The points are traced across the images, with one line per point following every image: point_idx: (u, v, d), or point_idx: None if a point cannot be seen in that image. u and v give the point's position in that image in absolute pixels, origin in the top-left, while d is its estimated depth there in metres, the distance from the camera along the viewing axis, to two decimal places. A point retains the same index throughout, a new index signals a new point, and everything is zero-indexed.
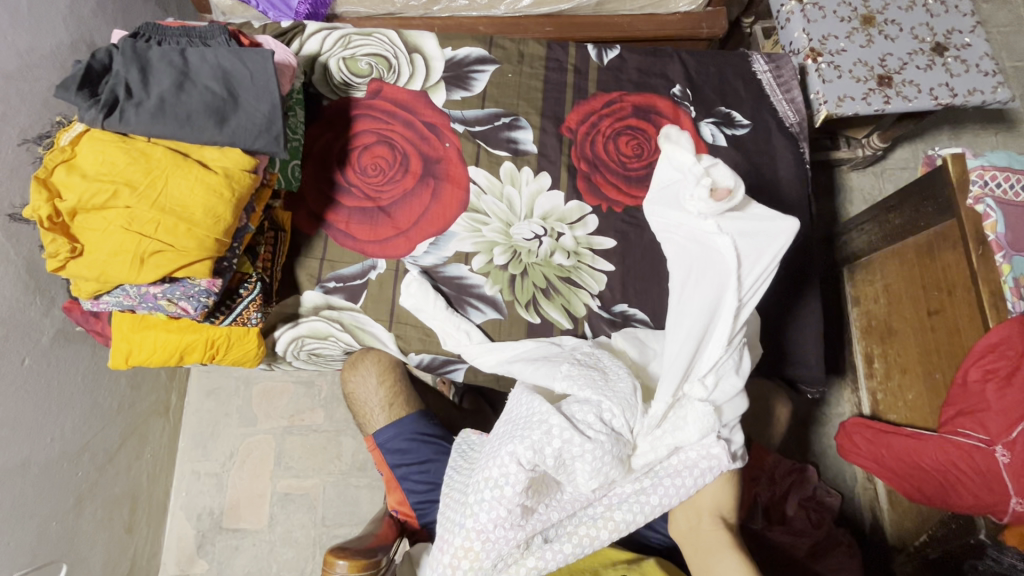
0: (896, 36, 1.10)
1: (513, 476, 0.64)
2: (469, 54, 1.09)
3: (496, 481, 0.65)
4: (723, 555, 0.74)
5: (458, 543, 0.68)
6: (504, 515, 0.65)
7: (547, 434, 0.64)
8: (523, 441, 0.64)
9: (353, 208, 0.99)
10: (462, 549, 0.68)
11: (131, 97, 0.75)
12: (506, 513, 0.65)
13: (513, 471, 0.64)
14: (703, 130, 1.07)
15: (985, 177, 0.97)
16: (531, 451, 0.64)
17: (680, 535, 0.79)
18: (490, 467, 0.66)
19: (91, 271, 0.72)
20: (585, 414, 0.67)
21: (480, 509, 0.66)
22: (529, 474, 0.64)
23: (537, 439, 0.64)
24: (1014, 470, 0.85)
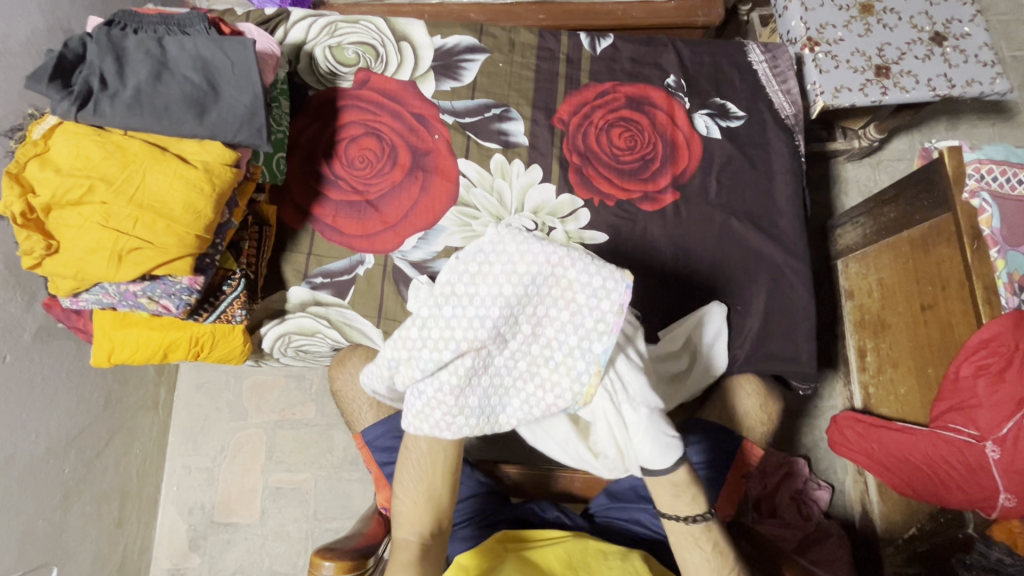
0: (894, 25, 1.08)
1: (472, 327, 0.56)
2: (459, 42, 1.06)
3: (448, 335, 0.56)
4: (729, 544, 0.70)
5: (413, 399, 0.60)
6: (461, 376, 0.57)
7: (515, 285, 0.56)
8: (451, 298, 0.56)
9: (340, 202, 0.97)
10: (428, 409, 0.60)
11: (106, 88, 0.73)
12: (466, 367, 0.57)
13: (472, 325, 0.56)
14: (697, 122, 1.05)
15: (981, 171, 0.95)
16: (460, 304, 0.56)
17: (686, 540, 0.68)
18: (443, 322, 0.56)
19: (68, 269, 0.71)
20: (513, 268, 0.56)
21: (429, 367, 0.57)
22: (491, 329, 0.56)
23: (502, 288, 0.55)
24: (1004, 465, 0.87)
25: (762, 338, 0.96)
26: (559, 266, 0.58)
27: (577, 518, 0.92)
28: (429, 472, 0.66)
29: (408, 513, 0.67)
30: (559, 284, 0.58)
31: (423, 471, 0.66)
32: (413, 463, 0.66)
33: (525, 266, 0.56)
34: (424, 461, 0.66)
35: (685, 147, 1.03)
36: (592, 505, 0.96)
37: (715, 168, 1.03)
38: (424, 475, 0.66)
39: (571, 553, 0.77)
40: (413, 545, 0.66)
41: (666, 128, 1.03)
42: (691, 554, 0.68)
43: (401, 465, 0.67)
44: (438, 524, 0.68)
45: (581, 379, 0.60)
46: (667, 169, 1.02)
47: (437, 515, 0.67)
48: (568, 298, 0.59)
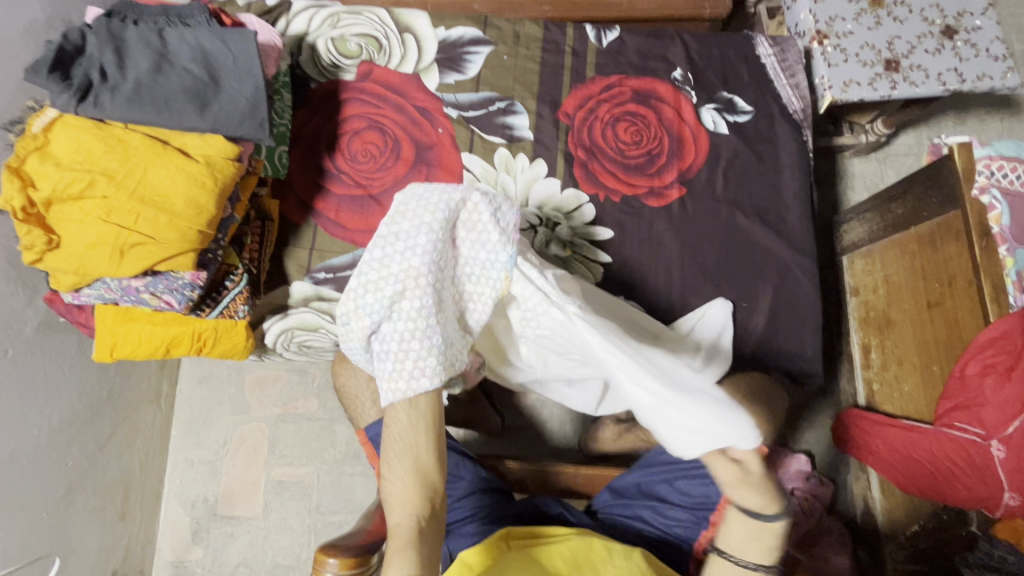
0: (905, 18, 1.06)
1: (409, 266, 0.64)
2: (463, 34, 1.05)
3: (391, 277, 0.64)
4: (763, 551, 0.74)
5: (383, 363, 0.65)
6: (415, 314, 0.64)
7: (431, 217, 0.65)
8: (381, 246, 0.64)
9: (343, 196, 0.96)
10: (399, 365, 0.64)
11: (106, 81, 0.72)
12: (419, 310, 0.64)
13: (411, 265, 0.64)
14: (704, 116, 1.04)
15: (992, 167, 0.99)
16: (394, 246, 0.64)
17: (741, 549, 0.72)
18: (378, 263, 0.64)
19: (69, 264, 0.70)
20: (428, 203, 0.66)
21: (384, 316, 0.64)
22: (428, 268, 0.65)
23: (422, 220, 0.65)
24: (1009, 465, 0.86)
25: (768, 335, 0.96)
26: (466, 196, 0.68)
27: (580, 515, 0.92)
28: (412, 445, 0.63)
29: (395, 490, 0.62)
30: (470, 215, 0.69)
31: (405, 444, 0.63)
32: (396, 438, 0.64)
33: (437, 199, 0.66)
34: (405, 434, 0.64)
35: (692, 142, 1.02)
36: (594, 501, 0.96)
37: (722, 163, 1.02)
38: (406, 447, 0.63)
39: (576, 552, 0.77)
40: (409, 528, 0.60)
41: (672, 122, 1.02)
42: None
43: (385, 445, 0.64)
44: (431, 504, 0.62)
45: (497, 287, 0.70)
46: (673, 164, 1.01)
47: (428, 487, 0.62)
48: (481, 228, 0.69)
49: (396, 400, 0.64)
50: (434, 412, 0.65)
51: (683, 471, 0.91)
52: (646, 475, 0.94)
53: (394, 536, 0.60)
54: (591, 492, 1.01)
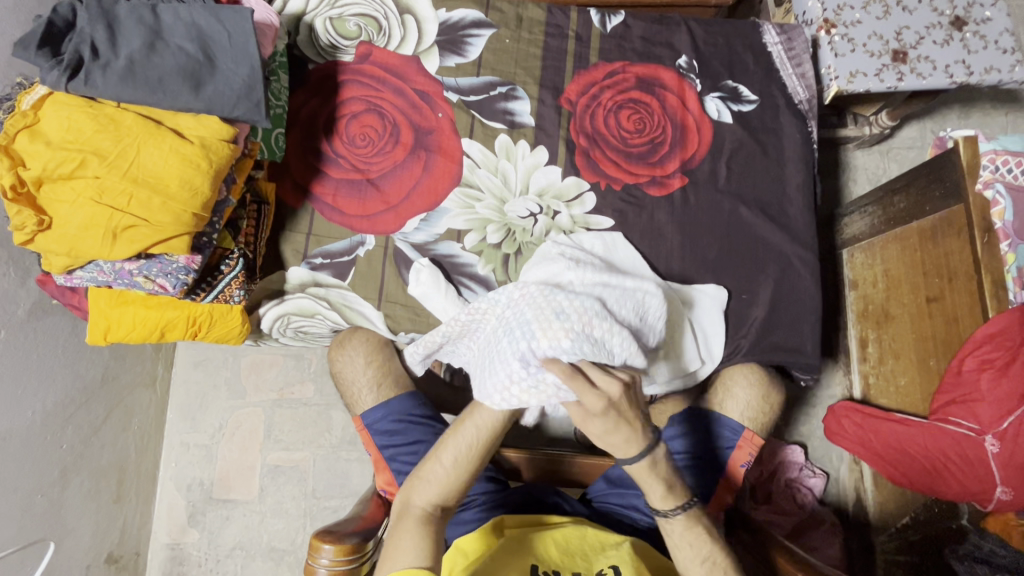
0: (914, 8, 1.04)
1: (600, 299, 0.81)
2: (464, 16, 1.03)
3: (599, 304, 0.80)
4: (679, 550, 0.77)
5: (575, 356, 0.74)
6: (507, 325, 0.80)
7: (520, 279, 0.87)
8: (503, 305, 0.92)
9: (341, 181, 0.95)
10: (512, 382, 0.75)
11: (98, 58, 0.70)
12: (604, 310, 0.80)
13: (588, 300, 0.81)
14: (709, 105, 1.02)
15: (996, 162, 0.96)
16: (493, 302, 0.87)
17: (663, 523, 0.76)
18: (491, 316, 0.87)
19: (61, 246, 0.69)
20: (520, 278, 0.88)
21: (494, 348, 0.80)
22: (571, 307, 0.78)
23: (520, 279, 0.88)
24: (1002, 460, 0.87)
25: (767, 328, 0.95)
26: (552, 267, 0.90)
27: (575, 504, 0.92)
28: (469, 454, 0.77)
29: (441, 484, 0.75)
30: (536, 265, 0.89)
31: (474, 451, 0.77)
32: (463, 441, 0.77)
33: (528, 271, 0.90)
34: (472, 436, 0.77)
35: (695, 131, 1.00)
36: (590, 490, 0.96)
37: (725, 153, 1.00)
38: (472, 455, 0.77)
39: (569, 540, 0.77)
40: (419, 511, 0.74)
41: (676, 110, 1.01)
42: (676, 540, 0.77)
43: (454, 435, 0.77)
44: (446, 502, 0.76)
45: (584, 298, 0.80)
46: (676, 153, 0.99)
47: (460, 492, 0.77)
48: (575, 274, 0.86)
49: (484, 408, 0.77)
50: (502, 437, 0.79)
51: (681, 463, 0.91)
52: None
53: (414, 515, 0.73)
54: (587, 481, 1.02)
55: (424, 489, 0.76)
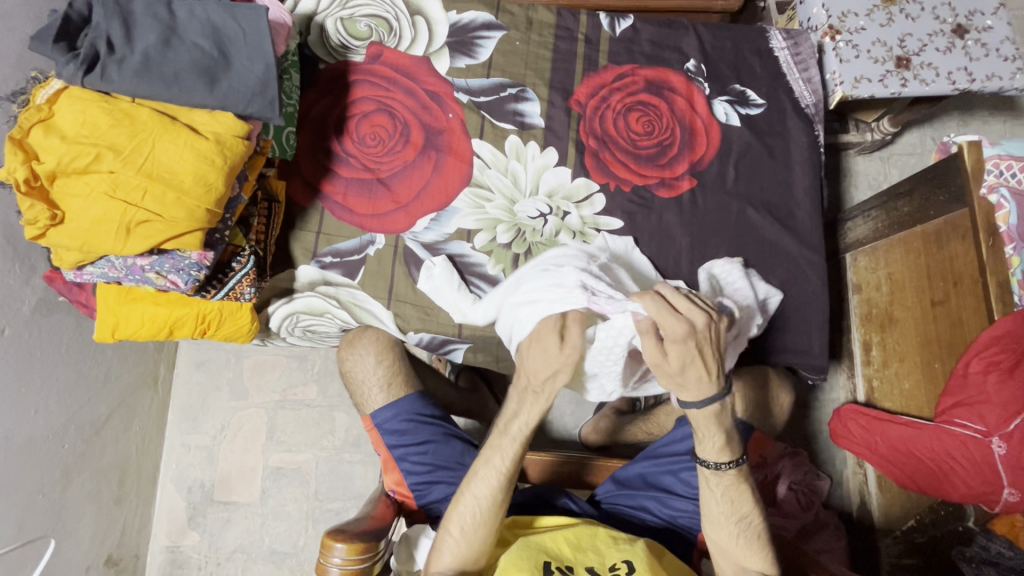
0: (917, 16, 1.06)
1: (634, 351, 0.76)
2: (474, 18, 1.03)
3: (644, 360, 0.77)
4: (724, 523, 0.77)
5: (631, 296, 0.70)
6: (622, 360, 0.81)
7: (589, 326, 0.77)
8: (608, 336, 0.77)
9: (351, 180, 0.95)
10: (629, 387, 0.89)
11: (113, 53, 0.70)
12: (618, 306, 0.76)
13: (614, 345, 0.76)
14: (717, 108, 1.03)
15: (1001, 166, 0.97)
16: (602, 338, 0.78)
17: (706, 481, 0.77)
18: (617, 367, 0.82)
19: (73, 241, 0.68)
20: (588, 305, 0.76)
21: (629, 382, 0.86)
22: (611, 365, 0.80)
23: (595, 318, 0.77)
24: (1009, 462, 0.87)
25: (774, 330, 0.96)
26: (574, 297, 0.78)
27: (584, 504, 0.91)
28: (480, 517, 0.75)
29: (454, 552, 0.74)
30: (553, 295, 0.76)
31: (478, 518, 0.75)
32: (466, 514, 0.75)
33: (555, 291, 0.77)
34: (476, 512, 0.75)
35: (703, 134, 1.01)
36: (598, 491, 0.95)
37: (733, 156, 1.01)
38: (477, 522, 0.75)
39: (580, 538, 0.77)
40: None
41: (685, 113, 1.02)
42: (711, 492, 0.77)
43: (453, 511, 0.76)
44: (468, 567, 0.75)
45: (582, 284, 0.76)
46: (685, 156, 1.00)
47: (478, 554, 0.75)
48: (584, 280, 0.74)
49: (480, 475, 0.76)
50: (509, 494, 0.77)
51: (689, 463, 0.91)
52: (652, 466, 0.94)
53: None
54: (594, 482, 1.01)
55: (441, 558, 0.75)
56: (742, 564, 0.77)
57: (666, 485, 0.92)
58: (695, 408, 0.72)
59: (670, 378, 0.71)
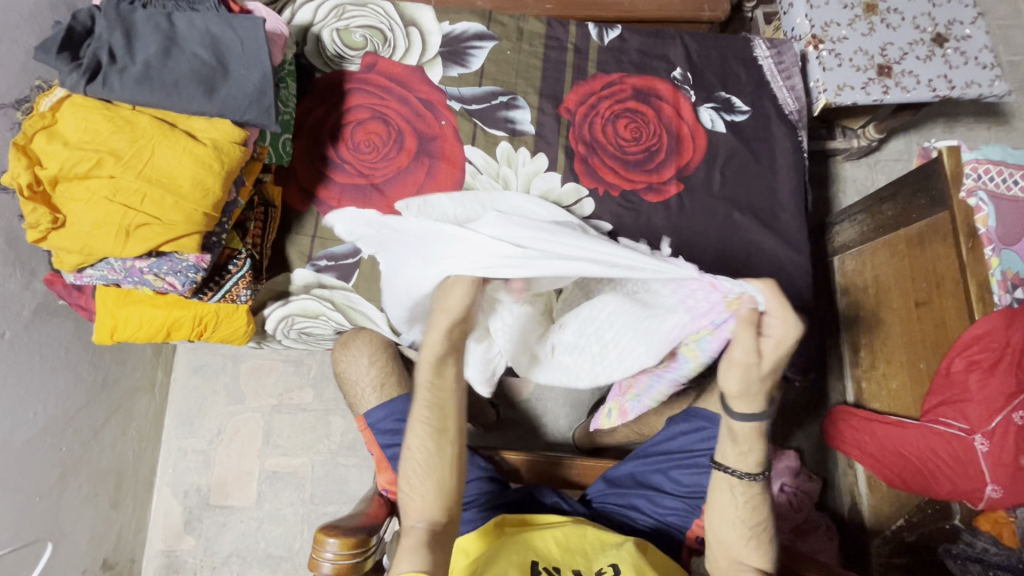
0: (897, 25, 1.09)
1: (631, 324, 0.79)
2: (467, 29, 1.06)
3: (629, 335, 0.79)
4: (724, 518, 0.77)
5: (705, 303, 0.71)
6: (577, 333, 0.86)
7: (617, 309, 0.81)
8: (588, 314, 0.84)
9: (346, 185, 0.97)
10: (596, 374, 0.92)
11: (115, 63, 0.72)
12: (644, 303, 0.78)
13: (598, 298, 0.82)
14: (703, 115, 1.06)
15: (978, 170, 0.99)
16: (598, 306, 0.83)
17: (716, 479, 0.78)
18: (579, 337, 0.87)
19: (74, 244, 0.70)
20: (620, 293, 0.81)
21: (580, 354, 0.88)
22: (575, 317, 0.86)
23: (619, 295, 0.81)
24: (992, 458, 0.89)
25: None
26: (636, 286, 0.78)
27: (575, 503, 0.93)
28: (435, 466, 0.69)
29: (423, 499, 0.68)
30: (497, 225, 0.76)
31: (422, 467, 0.68)
32: (412, 466, 0.69)
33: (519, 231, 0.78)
34: (428, 458, 0.69)
35: (690, 140, 1.04)
36: (588, 491, 0.97)
37: (719, 161, 1.04)
38: (424, 471, 0.68)
39: (569, 540, 0.78)
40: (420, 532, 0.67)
41: (672, 120, 1.04)
42: (727, 496, 0.76)
43: (404, 465, 0.69)
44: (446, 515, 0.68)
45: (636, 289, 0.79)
46: (672, 161, 1.03)
47: (443, 501, 0.68)
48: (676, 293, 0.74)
49: (416, 427, 0.69)
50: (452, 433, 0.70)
51: (677, 462, 0.93)
52: (642, 465, 0.96)
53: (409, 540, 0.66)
54: (586, 482, 1.02)
55: (412, 508, 0.68)
56: (736, 558, 0.76)
57: (654, 483, 0.93)
58: (755, 420, 0.71)
59: (744, 383, 0.66)
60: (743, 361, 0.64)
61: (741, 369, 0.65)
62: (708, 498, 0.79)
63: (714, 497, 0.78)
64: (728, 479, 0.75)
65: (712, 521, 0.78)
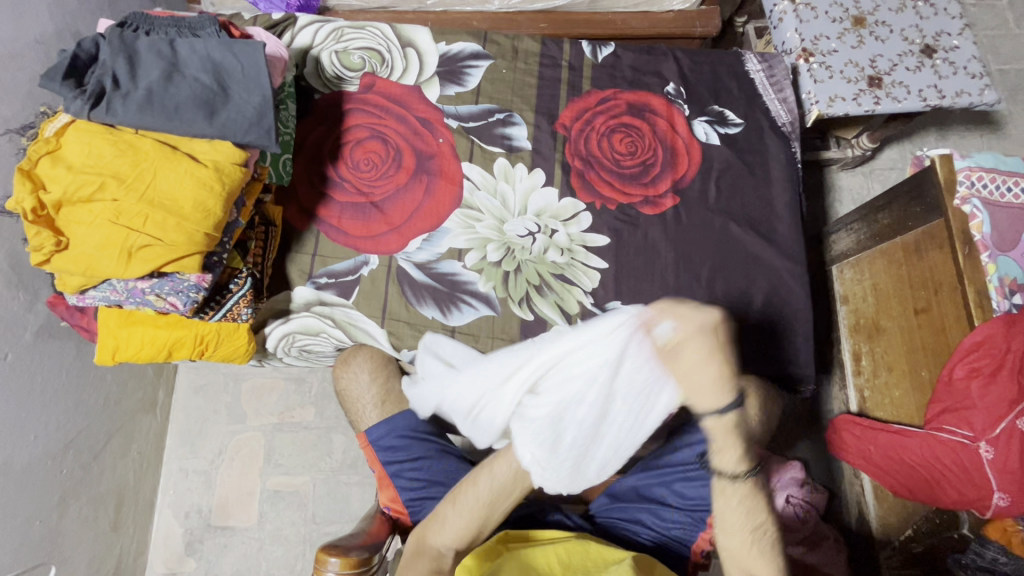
0: (886, 38, 1.11)
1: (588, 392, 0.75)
2: (463, 49, 1.09)
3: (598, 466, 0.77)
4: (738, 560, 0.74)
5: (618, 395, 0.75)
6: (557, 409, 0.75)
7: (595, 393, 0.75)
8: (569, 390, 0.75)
9: (345, 204, 0.98)
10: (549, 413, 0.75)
11: (118, 88, 0.74)
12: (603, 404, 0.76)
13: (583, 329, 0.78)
14: (697, 128, 1.07)
15: (971, 178, 0.99)
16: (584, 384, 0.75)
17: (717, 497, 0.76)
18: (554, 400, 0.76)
19: (77, 266, 0.71)
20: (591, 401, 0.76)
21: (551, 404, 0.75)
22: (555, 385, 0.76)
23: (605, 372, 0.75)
24: (997, 466, 0.88)
25: (761, 340, 0.98)
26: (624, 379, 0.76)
27: (578, 519, 0.92)
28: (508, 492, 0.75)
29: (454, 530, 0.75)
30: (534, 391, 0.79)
31: (476, 507, 0.75)
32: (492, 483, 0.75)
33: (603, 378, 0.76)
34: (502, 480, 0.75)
35: (685, 153, 1.05)
36: (592, 506, 0.97)
37: (714, 174, 1.05)
38: (481, 511, 0.75)
39: (572, 555, 0.77)
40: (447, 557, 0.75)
41: (666, 134, 1.06)
42: (726, 502, 0.75)
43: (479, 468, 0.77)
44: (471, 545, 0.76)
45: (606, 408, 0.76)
46: (667, 174, 1.04)
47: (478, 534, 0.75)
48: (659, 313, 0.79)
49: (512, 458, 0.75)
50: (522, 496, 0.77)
51: (683, 474, 0.93)
52: (645, 478, 0.96)
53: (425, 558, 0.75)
54: (588, 498, 1.02)
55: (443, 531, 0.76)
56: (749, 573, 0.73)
57: (660, 497, 0.94)
58: (715, 417, 0.73)
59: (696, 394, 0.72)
60: (660, 361, 0.72)
61: (677, 374, 0.71)
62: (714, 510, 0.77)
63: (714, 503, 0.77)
64: (723, 482, 0.75)
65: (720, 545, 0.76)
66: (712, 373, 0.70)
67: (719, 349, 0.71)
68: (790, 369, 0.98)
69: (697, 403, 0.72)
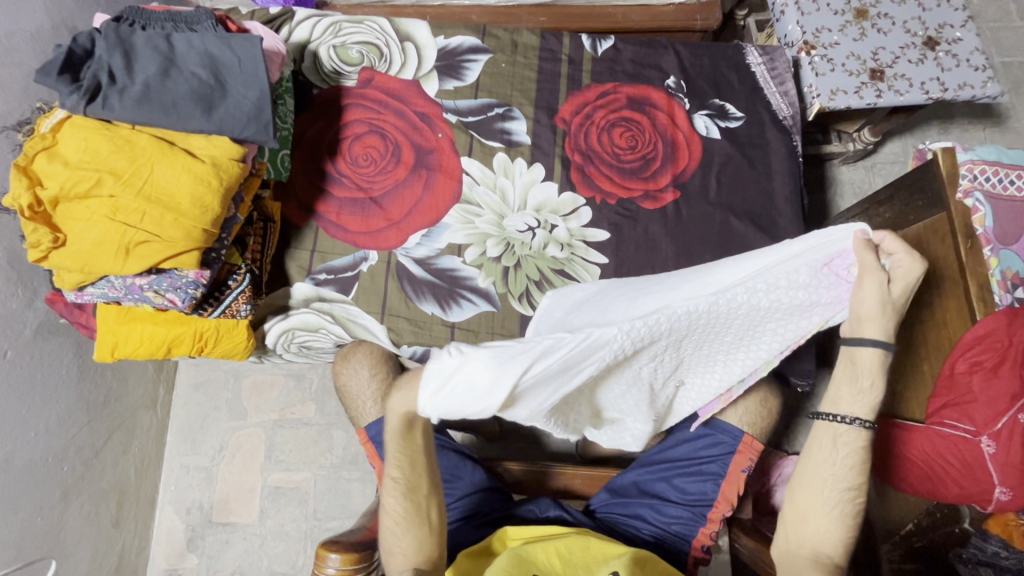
0: (888, 30, 1.10)
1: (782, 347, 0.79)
2: (462, 43, 1.08)
3: (700, 399, 0.88)
4: (817, 515, 0.77)
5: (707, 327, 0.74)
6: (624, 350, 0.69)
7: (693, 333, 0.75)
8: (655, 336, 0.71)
9: (344, 200, 0.98)
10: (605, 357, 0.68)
11: (114, 83, 0.73)
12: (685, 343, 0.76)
13: (731, 277, 0.70)
14: (697, 122, 1.07)
15: (974, 171, 0.97)
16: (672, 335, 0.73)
17: (816, 446, 0.78)
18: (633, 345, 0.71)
19: (74, 263, 0.71)
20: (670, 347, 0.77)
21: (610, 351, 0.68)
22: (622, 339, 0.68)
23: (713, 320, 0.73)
24: (999, 460, 0.87)
25: None
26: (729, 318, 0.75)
27: (579, 514, 0.92)
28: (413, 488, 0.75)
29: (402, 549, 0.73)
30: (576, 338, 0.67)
31: (404, 504, 0.74)
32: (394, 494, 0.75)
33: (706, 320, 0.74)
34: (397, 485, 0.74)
35: (685, 147, 1.05)
36: (592, 501, 0.97)
37: (714, 168, 1.04)
38: (406, 521, 0.74)
39: (571, 550, 0.78)
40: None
41: (667, 128, 1.05)
42: (836, 455, 0.76)
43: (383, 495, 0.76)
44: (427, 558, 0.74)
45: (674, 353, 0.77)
46: (668, 168, 1.03)
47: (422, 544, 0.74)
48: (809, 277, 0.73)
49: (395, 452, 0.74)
50: (431, 490, 0.76)
51: (682, 469, 0.94)
52: (645, 474, 0.96)
53: None
54: (588, 493, 1.02)
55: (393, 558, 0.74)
56: (818, 546, 0.76)
57: (661, 493, 0.94)
58: (870, 347, 0.73)
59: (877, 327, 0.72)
60: (867, 280, 0.70)
61: (883, 299, 0.71)
62: (801, 457, 0.79)
63: (810, 454, 0.78)
64: (834, 427, 0.76)
65: (799, 500, 0.78)
66: (896, 320, 0.72)
67: (901, 286, 0.71)
68: (791, 363, 0.98)
69: (865, 329, 0.73)
